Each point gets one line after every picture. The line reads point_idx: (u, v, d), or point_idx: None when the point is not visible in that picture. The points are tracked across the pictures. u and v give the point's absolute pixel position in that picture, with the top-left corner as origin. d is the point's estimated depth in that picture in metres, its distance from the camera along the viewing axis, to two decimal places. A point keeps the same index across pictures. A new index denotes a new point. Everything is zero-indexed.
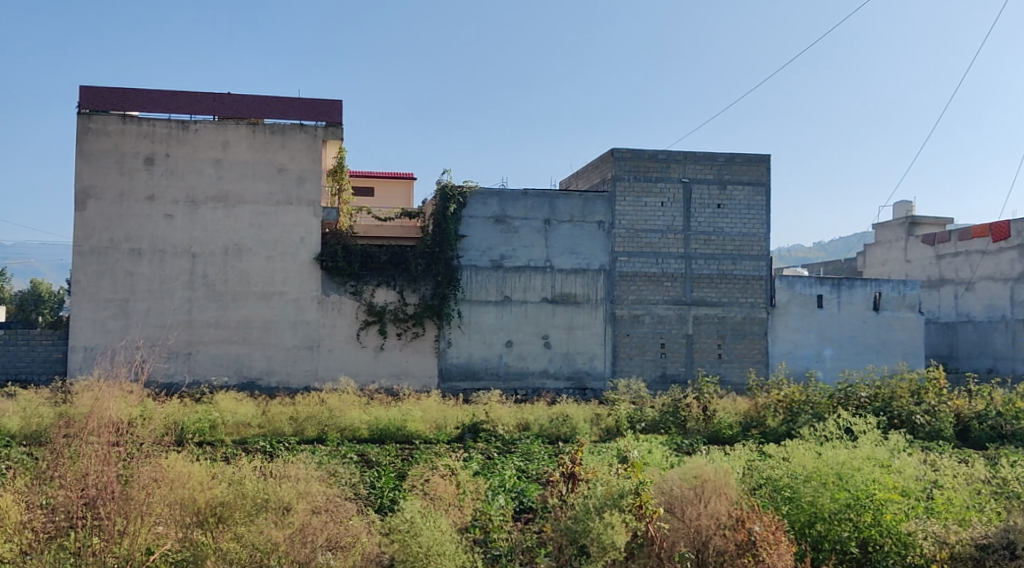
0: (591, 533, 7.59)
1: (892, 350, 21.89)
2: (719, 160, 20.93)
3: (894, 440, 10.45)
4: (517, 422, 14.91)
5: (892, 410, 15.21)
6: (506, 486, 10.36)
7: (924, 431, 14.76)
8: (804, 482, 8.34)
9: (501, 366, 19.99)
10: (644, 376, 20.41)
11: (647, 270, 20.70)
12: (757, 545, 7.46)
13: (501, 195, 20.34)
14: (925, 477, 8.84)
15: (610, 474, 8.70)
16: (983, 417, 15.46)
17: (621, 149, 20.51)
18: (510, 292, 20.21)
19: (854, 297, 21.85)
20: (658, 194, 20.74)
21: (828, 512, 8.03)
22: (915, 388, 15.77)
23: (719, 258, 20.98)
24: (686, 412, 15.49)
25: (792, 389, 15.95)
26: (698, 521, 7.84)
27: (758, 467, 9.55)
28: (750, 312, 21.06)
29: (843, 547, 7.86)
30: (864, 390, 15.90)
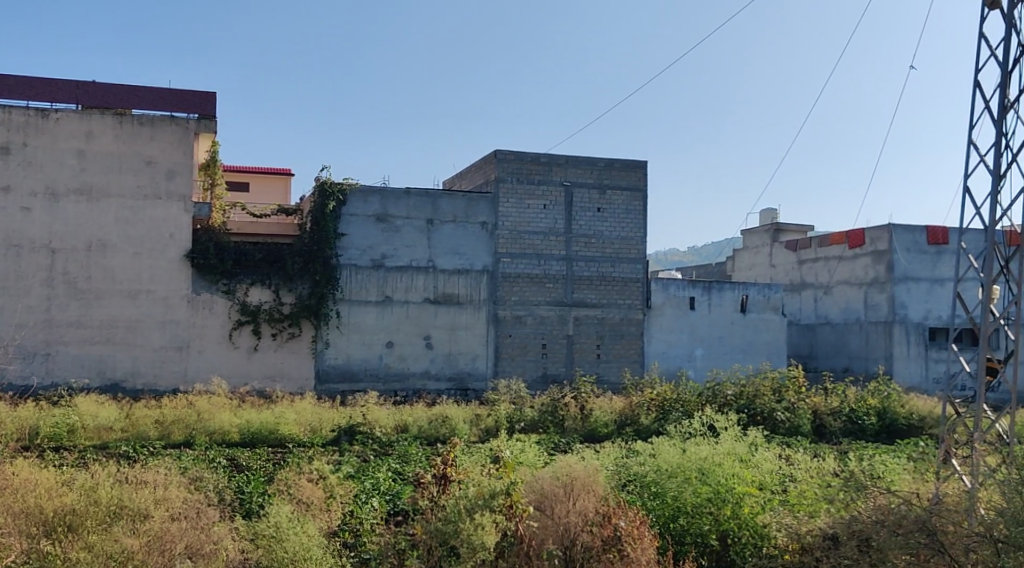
0: (461, 534, 7.61)
1: (757, 350, 22.77)
2: (599, 165, 21.42)
3: (753, 435, 10.93)
4: (396, 423, 14.77)
5: (755, 408, 15.86)
6: (380, 488, 10.25)
7: (784, 427, 15.43)
8: (668, 478, 8.68)
9: (381, 366, 19.76)
10: (524, 376, 20.56)
11: (528, 272, 20.89)
12: (622, 540, 7.71)
13: (383, 193, 20.13)
14: (782, 472, 9.32)
15: (482, 474, 8.75)
16: (838, 413, 16.46)
17: (504, 151, 20.60)
18: (391, 292, 20.01)
19: (724, 298, 22.62)
20: (541, 196, 20.99)
21: (690, 506, 8.35)
22: (777, 387, 16.45)
23: (598, 260, 21.42)
24: (564, 411, 15.69)
25: (664, 388, 16.41)
26: (567, 518, 7.93)
27: (627, 464, 9.79)
28: (628, 313, 21.57)
29: (704, 539, 8.13)
30: (730, 387, 16.52)
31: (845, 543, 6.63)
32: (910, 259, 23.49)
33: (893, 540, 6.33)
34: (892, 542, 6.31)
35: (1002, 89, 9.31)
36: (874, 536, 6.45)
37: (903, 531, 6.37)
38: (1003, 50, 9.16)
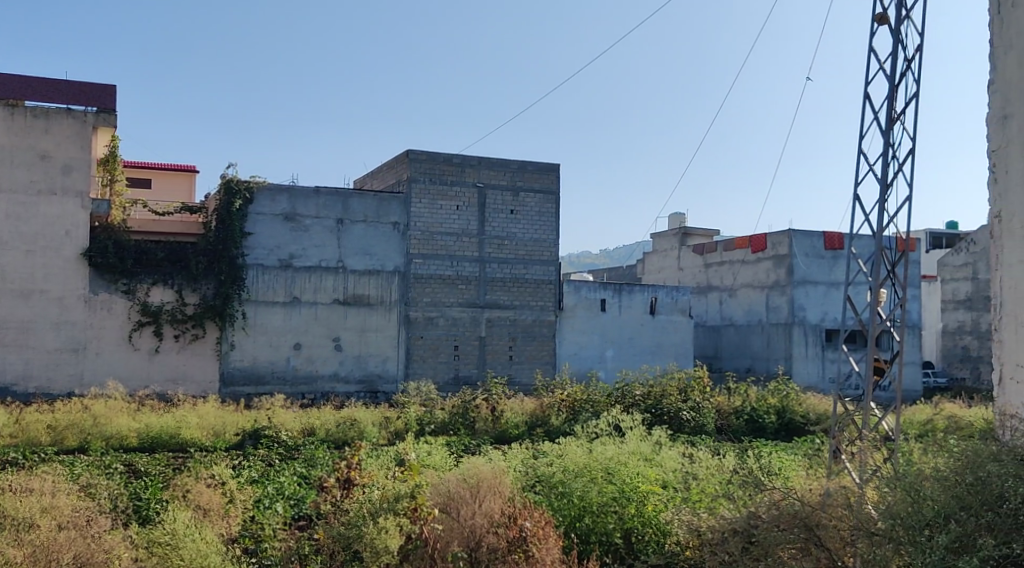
0: (364, 538, 7.50)
1: (665, 351, 23.18)
2: (512, 167, 21.52)
3: (658, 434, 11.13)
4: (302, 427, 14.51)
5: (662, 407, 16.16)
6: (284, 492, 10.07)
7: (690, 426, 15.76)
8: (574, 478, 8.75)
9: (288, 369, 19.41)
10: (436, 378, 20.48)
11: (440, 273, 20.81)
12: (526, 541, 7.59)
13: (291, 191, 19.77)
14: (684, 470, 9.51)
15: (386, 477, 8.69)
16: (741, 412, 16.93)
17: (416, 151, 20.48)
18: (299, 293, 19.67)
19: (633, 300, 22.92)
20: (454, 197, 20.95)
21: (596, 506, 8.42)
22: (683, 387, 16.83)
23: (511, 262, 21.50)
24: (475, 413, 15.67)
25: (575, 389, 16.58)
26: (472, 520, 7.91)
27: (534, 465, 9.85)
28: (540, 315, 21.71)
29: (609, 538, 8.20)
30: (639, 388, 16.79)
31: (731, 538, 6.27)
32: (808, 264, 24.28)
33: (769, 534, 5.94)
34: (774, 535, 5.91)
35: (890, 101, 9.72)
36: (755, 530, 6.04)
37: (782, 526, 5.93)
38: (890, 64, 9.57)
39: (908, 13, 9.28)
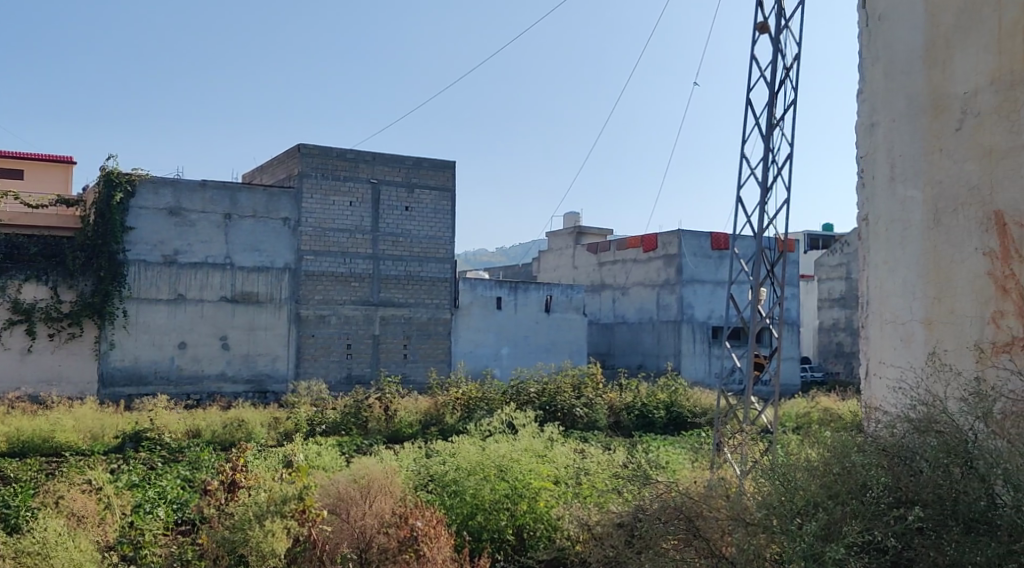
0: (250, 542, 7.32)
1: (560, 349, 23.38)
2: (406, 164, 21.32)
3: (551, 430, 11.23)
4: (187, 428, 14.00)
5: (556, 404, 16.33)
6: (166, 496, 9.70)
7: (582, 422, 16.00)
8: (467, 476, 8.72)
9: (172, 368, 18.73)
10: (328, 377, 20.12)
11: (333, 270, 20.46)
12: (418, 540, 7.31)
13: (175, 184, 19.04)
14: (576, 465, 9.61)
15: (273, 479, 8.47)
16: (632, 408, 17.26)
17: (308, 146, 20.07)
18: (184, 290, 19.01)
19: (529, 298, 23.02)
20: (347, 193, 20.62)
21: (488, 503, 8.43)
22: (577, 383, 17.06)
23: (405, 260, 21.33)
24: (367, 413, 15.46)
25: (469, 388, 16.52)
26: (362, 520, 7.74)
27: (425, 464, 9.81)
28: (435, 313, 21.60)
29: (500, 535, 8.22)
30: (533, 385, 16.90)
31: (616, 530, 6.41)
32: (696, 264, 24.89)
33: (650, 528, 5.91)
34: (657, 530, 5.87)
35: (769, 108, 10.05)
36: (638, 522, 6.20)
37: (663, 520, 5.91)
38: (771, 72, 9.89)
39: (785, 22, 9.61)
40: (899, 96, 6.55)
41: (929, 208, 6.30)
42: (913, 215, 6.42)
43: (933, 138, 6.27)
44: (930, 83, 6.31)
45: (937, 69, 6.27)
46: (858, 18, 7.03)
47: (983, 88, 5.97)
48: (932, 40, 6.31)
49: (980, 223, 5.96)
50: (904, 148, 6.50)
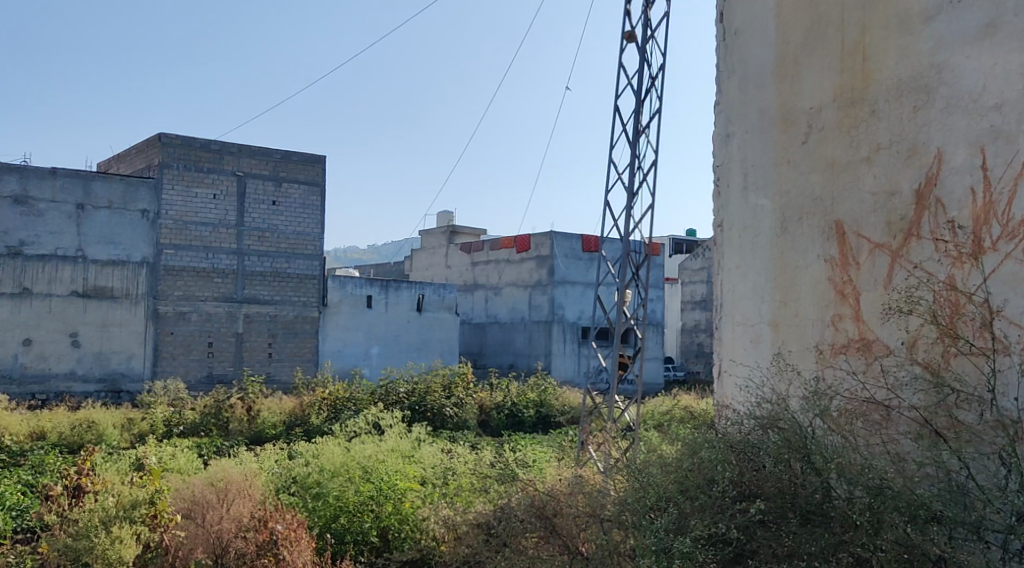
0: (95, 550, 6.88)
1: (431, 348, 23.34)
2: (274, 157, 20.79)
3: (417, 430, 11.21)
4: (30, 431, 13.21)
5: (426, 404, 16.30)
6: (4, 503, 9.12)
7: (452, 422, 16.02)
8: (330, 479, 8.63)
9: (15, 367, 17.61)
10: (187, 376, 19.37)
11: (194, 265, 19.75)
12: (277, 544, 7.14)
13: (22, 171, 17.96)
14: (442, 465, 9.62)
15: (122, 483, 8.08)
16: (502, 408, 17.39)
17: (169, 135, 19.30)
18: (30, 284, 17.95)
19: (400, 297, 22.84)
20: (210, 185, 19.95)
21: (353, 505, 8.31)
22: (447, 383, 17.08)
23: (271, 255, 20.81)
24: (228, 413, 15.01)
25: (336, 388, 16.21)
26: (219, 525, 7.48)
27: (288, 466, 9.60)
28: (302, 311, 21.14)
29: (364, 537, 8.10)
30: (403, 385, 16.80)
31: (473, 530, 6.46)
32: (566, 265, 25.27)
33: (508, 528, 6.00)
34: (517, 531, 5.93)
35: (636, 114, 10.33)
36: (495, 524, 6.23)
37: (517, 517, 6.02)
38: (637, 80, 10.18)
39: (651, 33, 9.93)
40: (752, 108, 6.87)
41: (777, 216, 6.61)
42: (763, 222, 6.73)
43: (781, 150, 6.59)
44: (780, 97, 6.62)
45: (786, 83, 6.59)
46: (715, 33, 7.36)
47: (825, 104, 6.29)
48: (781, 56, 6.64)
49: (822, 232, 6.28)
50: (756, 159, 6.81)
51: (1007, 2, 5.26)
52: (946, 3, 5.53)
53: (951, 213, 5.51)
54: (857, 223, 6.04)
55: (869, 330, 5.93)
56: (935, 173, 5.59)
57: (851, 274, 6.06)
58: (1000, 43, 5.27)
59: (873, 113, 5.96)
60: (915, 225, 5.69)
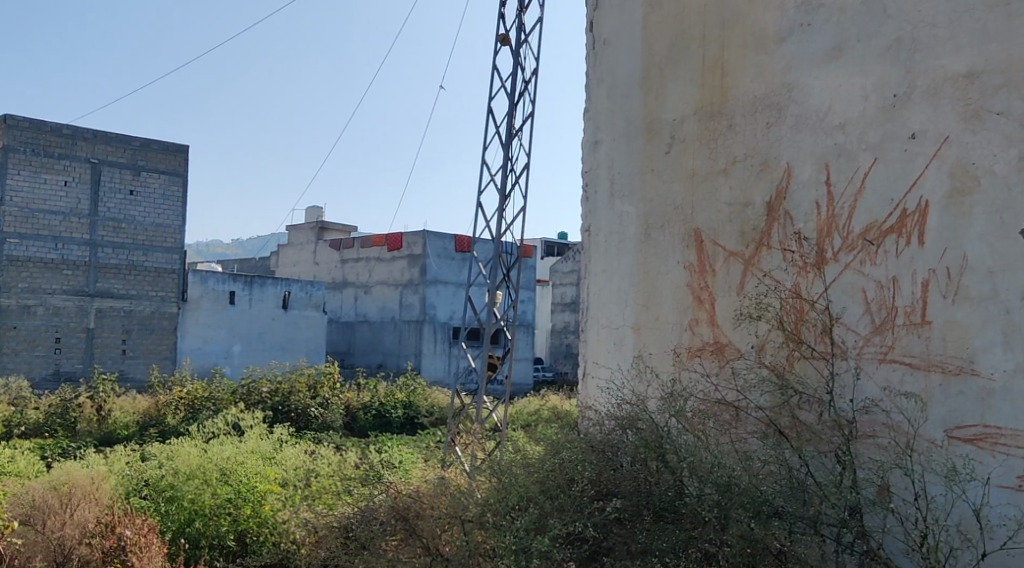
0: None
1: (296, 346, 22.91)
2: (133, 144, 19.89)
3: (279, 431, 10.96)
4: None
5: (290, 405, 15.98)
6: None
7: (317, 422, 15.77)
8: (185, 481, 8.30)
9: None
10: (32, 374, 18.24)
11: (42, 256, 18.69)
12: (125, 550, 6.84)
13: None
14: (304, 466, 9.40)
15: None
16: (369, 408, 17.22)
17: (16, 117, 18.20)
18: None
19: (265, 295, 22.26)
20: (61, 172, 18.95)
21: (209, 508, 8.01)
22: (312, 383, 16.79)
23: (127, 247, 19.92)
24: (77, 413, 14.31)
25: (195, 386, 15.59)
26: (61, 532, 7.11)
27: (138, 469, 9.17)
28: (160, 307, 20.30)
29: (220, 542, 7.86)
30: (266, 384, 16.40)
31: (331, 535, 6.35)
32: (437, 264, 25.23)
33: (369, 532, 5.96)
34: (379, 534, 5.90)
35: (509, 117, 10.42)
36: (352, 528, 6.18)
37: (378, 519, 5.99)
38: (510, 83, 10.30)
39: (525, 37, 10.05)
40: (619, 117, 7.04)
41: (641, 223, 6.81)
42: (628, 228, 6.91)
43: (646, 159, 6.79)
44: (645, 107, 6.83)
45: (651, 95, 6.80)
46: (585, 41, 7.50)
47: (687, 116, 6.52)
48: (647, 69, 6.85)
49: (681, 239, 6.51)
50: (622, 166, 6.99)
51: (851, 27, 5.59)
52: (798, 26, 5.85)
53: (799, 225, 5.81)
54: (714, 232, 6.29)
55: (722, 334, 6.18)
56: (785, 187, 5.89)
57: (707, 280, 6.31)
58: (844, 66, 5.61)
59: (730, 127, 6.23)
60: (766, 235, 5.97)
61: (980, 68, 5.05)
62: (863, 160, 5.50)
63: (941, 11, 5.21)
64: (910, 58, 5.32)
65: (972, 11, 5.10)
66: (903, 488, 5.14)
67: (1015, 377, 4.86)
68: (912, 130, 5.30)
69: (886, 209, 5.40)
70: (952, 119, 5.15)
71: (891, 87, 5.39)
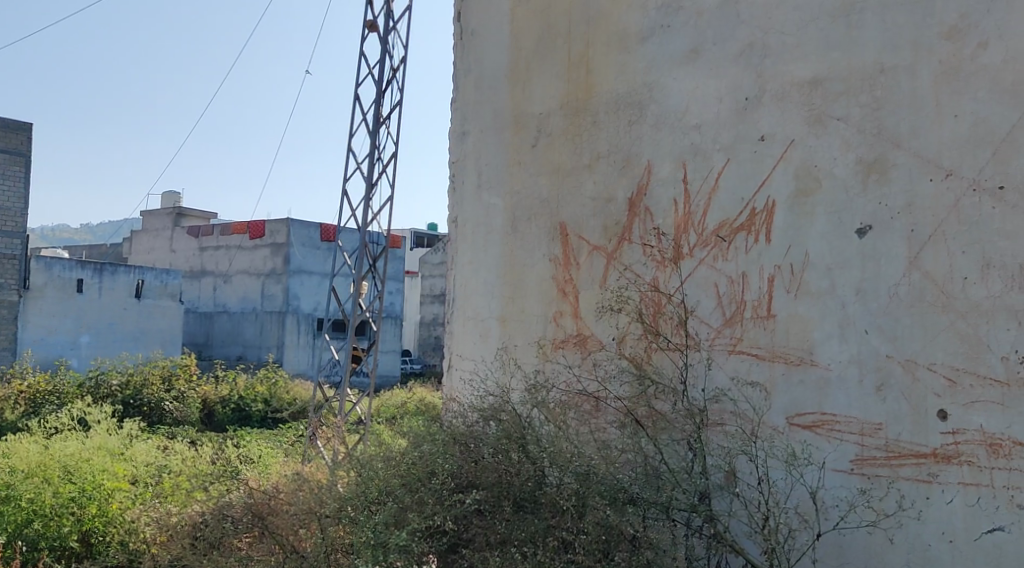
0: None
1: (149, 338, 22.05)
2: None
3: (128, 427, 10.50)
4: None
5: (142, 398, 15.29)
6: None
7: (171, 416, 15.17)
8: (23, 480, 7.85)
9: None
10: None
11: None
12: None
13: None
14: (155, 462, 9.04)
15: None
16: (227, 402, 16.68)
17: None
18: None
19: (116, 283, 21.37)
20: None
21: (50, 508, 7.60)
22: (167, 375, 16.22)
23: None
24: None
25: (37, 379, 14.74)
26: None
27: None
28: None
29: (62, 544, 7.42)
30: (116, 377, 15.69)
31: (181, 539, 6.09)
32: (301, 254, 24.70)
33: (219, 531, 5.83)
34: (230, 533, 5.79)
35: (377, 104, 10.31)
36: (202, 529, 5.99)
37: (231, 518, 5.87)
38: (378, 70, 10.20)
39: (393, 26, 9.96)
40: (486, 109, 7.07)
41: (508, 215, 6.87)
42: (494, 220, 6.96)
43: (513, 152, 6.85)
44: (512, 100, 6.88)
45: (518, 88, 6.86)
46: (453, 30, 7.48)
47: (553, 111, 6.62)
48: (514, 62, 6.91)
49: (547, 233, 6.60)
50: (489, 158, 7.03)
51: (708, 31, 5.81)
52: (658, 27, 6.03)
53: (657, 221, 5.99)
54: (578, 226, 6.41)
55: (585, 326, 6.31)
56: (645, 184, 6.06)
57: (571, 273, 6.42)
58: (701, 68, 5.82)
59: (594, 123, 6.36)
60: (627, 230, 6.13)
61: (824, 75, 5.35)
62: (717, 160, 5.72)
63: (789, 19, 5.48)
64: (761, 63, 5.58)
65: (817, 20, 5.38)
66: (747, 473, 5.41)
67: (849, 367, 5.18)
68: (761, 132, 5.56)
69: (737, 208, 5.64)
70: (798, 123, 5.42)
71: (743, 91, 5.63)
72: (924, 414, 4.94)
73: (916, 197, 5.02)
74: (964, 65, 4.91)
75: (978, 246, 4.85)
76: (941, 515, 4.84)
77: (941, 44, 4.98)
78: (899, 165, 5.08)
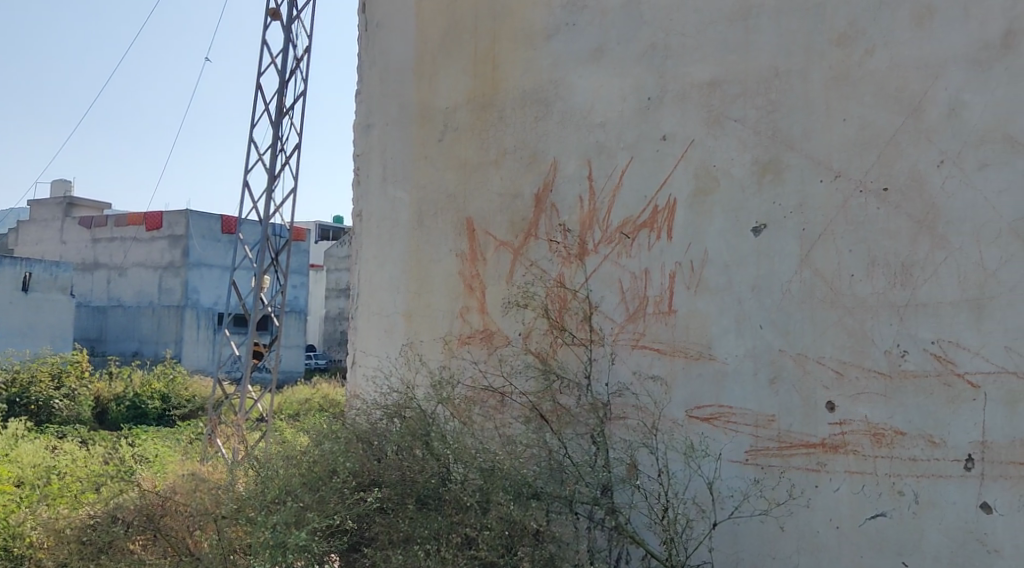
0: None
1: (37, 333, 21.07)
2: None
3: (14, 427, 10.03)
4: None
5: (29, 396, 14.64)
6: None
7: (60, 415, 14.57)
8: None
9: None
10: None
11: None
12: None
13: None
14: (42, 463, 8.66)
15: None
16: (121, 400, 16.10)
17: None
18: None
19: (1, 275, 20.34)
20: None
21: None
22: (57, 372, 15.60)
23: None
24: None
25: None
26: None
27: None
28: None
29: None
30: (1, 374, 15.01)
31: (70, 544, 5.84)
32: (201, 246, 24.05)
33: (109, 535, 5.62)
34: (120, 535, 5.59)
35: (280, 94, 10.11)
36: (90, 533, 5.75)
37: (122, 520, 5.69)
38: (282, 60, 10.01)
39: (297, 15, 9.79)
40: (392, 103, 7.02)
41: (414, 210, 6.84)
42: (400, 215, 6.93)
43: (419, 146, 6.82)
44: (418, 94, 6.85)
45: (424, 82, 6.83)
46: (358, 22, 7.40)
47: (459, 105, 6.61)
48: (419, 56, 6.88)
49: (453, 227, 6.60)
50: (394, 152, 6.98)
51: (611, 30, 5.90)
52: (563, 25, 6.10)
53: (563, 217, 6.06)
54: (484, 221, 6.42)
55: (491, 322, 6.33)
56: (551, 180, 6.11)
57: (477, 269, 6.43)
58: (604, 67, 5.91)
59: (500, 119, 6.38)
60: (534, 226, 6.18)
61: (722, 77, 5.49)
62: (620, 159, 5.82)
63: (689, 21, 5.61)
64: (662, 64, 5.69)
65: (716, 23, 5.52)
66: (648, 466, 5.55)
67: (745, 360, 5.34)
68: (662, 132, 5.67)
69: (639, 205, 5.75)
70: (697, 123, 5.56)
71: (645, 91, 5.74)
72: (813, 406, 5.12)
73: (807, 198, 5.19)
74: (853, 70, 5.10)
75: (864, 245, 5.02)
76: (828, 503, 5.02)
77: (831, 49, 5.17)
78: (792, 166, 5.25)
